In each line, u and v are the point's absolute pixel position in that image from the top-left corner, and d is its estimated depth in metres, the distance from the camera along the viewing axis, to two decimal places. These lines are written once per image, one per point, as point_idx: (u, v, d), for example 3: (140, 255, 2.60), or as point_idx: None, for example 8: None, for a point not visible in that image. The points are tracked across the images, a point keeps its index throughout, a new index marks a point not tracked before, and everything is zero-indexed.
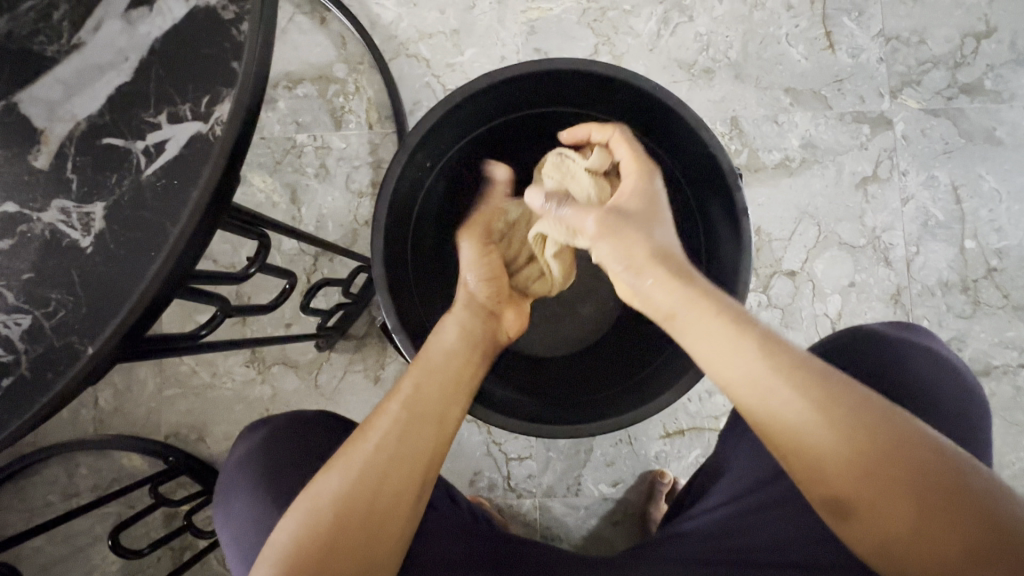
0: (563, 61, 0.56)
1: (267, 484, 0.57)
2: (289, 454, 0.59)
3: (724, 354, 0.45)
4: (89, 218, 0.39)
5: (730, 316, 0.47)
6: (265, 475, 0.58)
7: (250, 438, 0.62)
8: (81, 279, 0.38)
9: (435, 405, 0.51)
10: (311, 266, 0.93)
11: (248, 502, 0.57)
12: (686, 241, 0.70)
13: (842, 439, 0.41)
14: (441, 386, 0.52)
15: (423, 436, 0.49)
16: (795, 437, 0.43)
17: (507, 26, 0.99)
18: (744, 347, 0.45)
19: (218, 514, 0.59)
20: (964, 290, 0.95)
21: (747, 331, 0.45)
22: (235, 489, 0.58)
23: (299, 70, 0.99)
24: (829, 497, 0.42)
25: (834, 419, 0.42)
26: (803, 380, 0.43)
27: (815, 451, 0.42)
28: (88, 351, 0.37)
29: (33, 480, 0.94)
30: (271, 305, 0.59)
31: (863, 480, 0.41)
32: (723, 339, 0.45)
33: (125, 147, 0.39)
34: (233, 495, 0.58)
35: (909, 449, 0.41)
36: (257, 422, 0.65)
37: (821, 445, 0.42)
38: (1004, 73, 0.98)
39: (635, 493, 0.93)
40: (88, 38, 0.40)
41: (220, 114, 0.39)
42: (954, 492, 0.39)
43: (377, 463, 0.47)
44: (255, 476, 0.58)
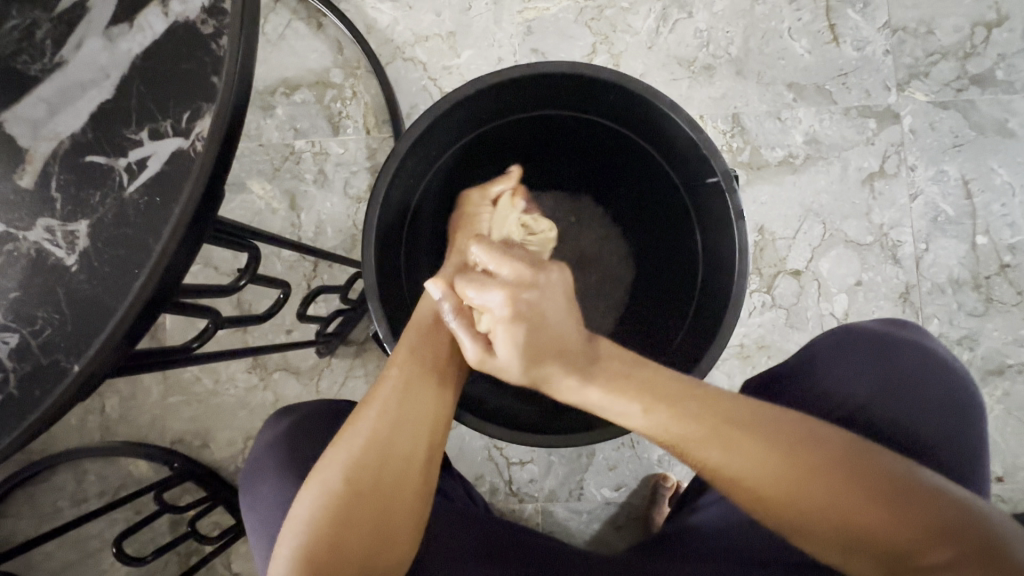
0: (553, 65, 0.55)
1: (292, 466, 0.57)
2: (315, 438, 0.59)
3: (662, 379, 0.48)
4: (73, 236, 0.39)
5: (661, 339, 0.50)
6: (292, 456, 0.58)
7: (278, 424, 0.62)
8: (67, 298, 0.38)
9: (437, 384, 0.51)
10: (311, 273, 0.93)
11: (275, 484, 0.56)
12: (682, 242, 0.69)
13: (783, 443, 0.43)
14: (442, 364, 0.53)
15: (428, 412, 0.50)
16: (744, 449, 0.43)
17: (503, 26, 0.98)
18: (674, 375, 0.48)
19: (245, 499, 0.59)
20: (976, 287, 0.92)
21: (676, 351, 0.48)
22: (263, 472, 0.58)
23: (296, 76, 0.99)
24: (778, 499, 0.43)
25: (770, 427, 0.44)
26: (726, 399, 0.46)
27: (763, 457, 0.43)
28: (75, 369, 0.38)
29: (44, 486, 0.96)
30: (264, 316, 0.59)
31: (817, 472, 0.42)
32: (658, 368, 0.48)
33: (107, 164, 0.39)
34: (260, 477, 0.58)
35: (838, 444, 0.43)
36: (285, 409, 0.65)
37: (767, 449, 0.43)
38: (1016, 63, 0.95)
39: (638, 496, 0.92)
40: (69, 56, 0.40)
41: (201, 130, 0.38)
42: (893, 475, 0.41)
43: (380, 441, 0.47)
44: (282, 459, 0.58)
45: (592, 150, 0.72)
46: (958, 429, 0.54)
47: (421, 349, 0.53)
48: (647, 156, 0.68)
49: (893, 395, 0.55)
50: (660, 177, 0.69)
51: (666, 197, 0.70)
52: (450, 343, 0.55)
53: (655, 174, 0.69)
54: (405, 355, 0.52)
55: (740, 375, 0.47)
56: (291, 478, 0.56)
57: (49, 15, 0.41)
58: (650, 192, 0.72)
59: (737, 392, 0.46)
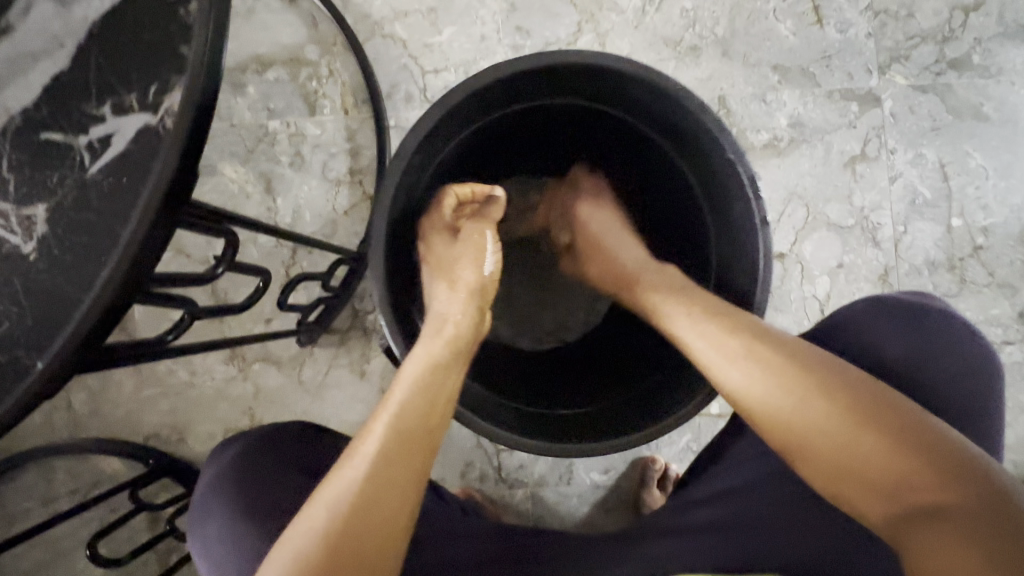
0: (566, 54, 0.53)
1: (242, 502, 0.54)
2: (265, 472, 0.56)
3: (714, 356, 0.53)
4: (30, 221, 0.36)
5: (724, 320, 0.54)
6: (241, 488, 0.55)
7: (224, 455, 0.59)
8: (26, 289, 0.35)
9: (421, 425, 0.49)
10: (289, 260, 0.89)
11: (226, 526, 0.53)
12: (690, 220, 0.70)
13: (840, 424, 0.46)
14: (427, 399, 0.50)
15: (412, 457, 0.47)
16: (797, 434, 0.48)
17: (486, 3, 0.95)
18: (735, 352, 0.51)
19: (195, 537, 0.55)
20: (951, 268, 0.95)
21: (736, 333, 0.52)
22: (211, 513, 0.55)
23: (268, 52, 0.94)
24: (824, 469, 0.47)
25: (841, 409, 0.46)
26: (792, 369, 0.49)
27: (817, 439, 0.47)
28: (37, 366, 0.35)
29: (9, 487, 0.91)
30: (244, 306, 0.56)
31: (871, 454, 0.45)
32: (715, 348, 0.53)
33: (66, 142, 0.36)
34: (210, 517, 0.55)
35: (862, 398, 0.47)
36: (233, 437, 0.61)
37: (821, 434, 0.47)
38: (992, 47, 0.96)
39: (626, 479, 0.93)
40: (18, 22, 0.36)
41: (170, 105, 0.35)
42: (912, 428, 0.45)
43: (360, 490, 0.44)
44: (232, 495, 0.54)
45: (594, 129, 0.72)
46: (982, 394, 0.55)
47: (402, 386, 0.51)
48: (654, 139, 0.67)
49: (911, 363, 0.56)
50: (665, 157, 0.69)
51: (672, 177, 0.70)
52: (431, 377, 0.51)
53: (662, 156, 0.69)
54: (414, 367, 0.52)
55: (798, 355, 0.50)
56: (244, 517, 0.53)
57: None
58: (655, 171, 0.72)
59: (801, 370, 0.49)
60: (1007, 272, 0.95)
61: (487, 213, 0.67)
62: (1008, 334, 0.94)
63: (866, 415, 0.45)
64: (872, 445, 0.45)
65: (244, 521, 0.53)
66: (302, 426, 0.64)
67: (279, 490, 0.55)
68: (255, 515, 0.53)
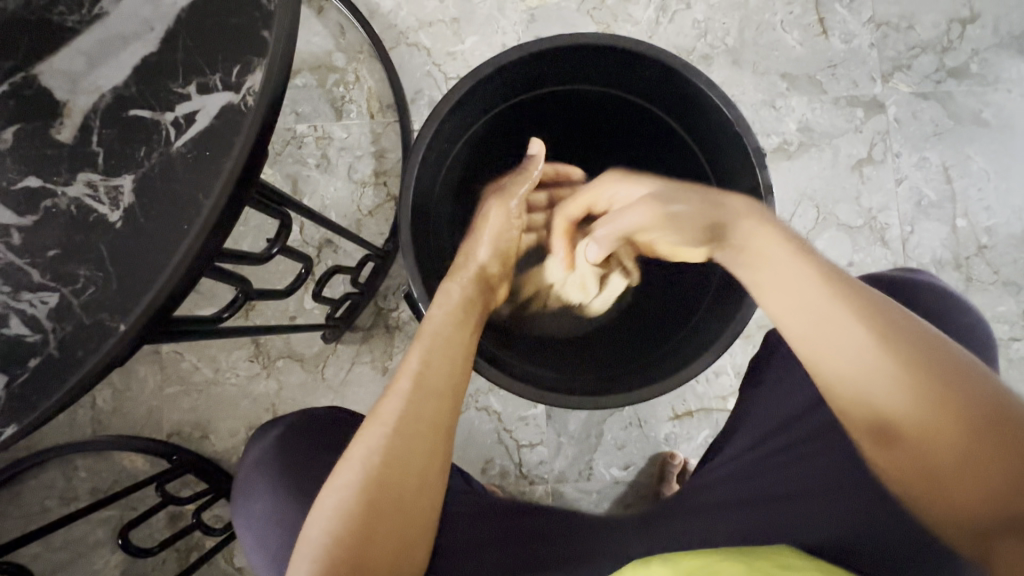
0: (609, 36, 0.56)
1: (283, 480, 0.55)
2: (305, 448, 0.58)
3: (810, 299, 0.48)
4: (117, 191, 0.38)
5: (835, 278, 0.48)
6: (280, 466, 0.56)
7: (266, 437, 0.60)
8: (111, 255, 0.37)
9: (445, 377, 0.50)
10: (315, 257, 0.91)
11: (269, 501, 0.55)
12: None
13: (922, 401, 0.43)
14: (448, 353, 0.51)
15: (436, 417, 0.48)
16: (863, 403, 0.46)
17: (507, 14, 0.99)
18: (838, 301, 0.47)
19: (240, 516, 0.57)
20: (957, 267, 0.98)
21: (833, 288, 0.48)
22: (255, 489, 0.57)
23: (297, 59, 0.97)
24: (881, 429, 0.45)
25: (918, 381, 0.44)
26: (890, 329, 0.45)
27: (898, 401, 0.44)
28: (121, 328, 0.36)
29: (30, 485, 0.91)
30: (289, 290, 0.58)
31: (938, 431, 0.43)
32: (815, 298, 0.48)
33: (153, 118, 0.38)
34: (254, 493, 0.56)
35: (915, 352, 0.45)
36: (272, 420, 0.63)
37: (905, 402, 0.44)
38: (988, 57, 1.01)
39: (646, 475, 0.94)
40: (109, 8, 0.39)
41: (252, 84, 0.38)
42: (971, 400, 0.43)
43: (393, 446, 0.45)
44: (274, 472, 0.56)
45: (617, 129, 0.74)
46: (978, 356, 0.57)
47: (423, 344, 0.51)
48: (673, 136, 0.69)
49: None
50: (684, 160, 0.70)
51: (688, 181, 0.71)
52: (454, 337, 0.52)
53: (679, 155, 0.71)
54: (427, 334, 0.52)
55: (898, 317, 0.46)
56: (286, 492, 0.55)
57: None
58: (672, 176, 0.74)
59: (910, 340, 0.45)
60: (1012, 271, 0.98)
61: (507, 188, 0.66)
62: (1014, 330, 0.97)
63: (947, 386, 0.43)
64: (936, 425, 0.43)
65: (286, 496, 0.54)
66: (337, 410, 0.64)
67: (316, 465, 0.56)
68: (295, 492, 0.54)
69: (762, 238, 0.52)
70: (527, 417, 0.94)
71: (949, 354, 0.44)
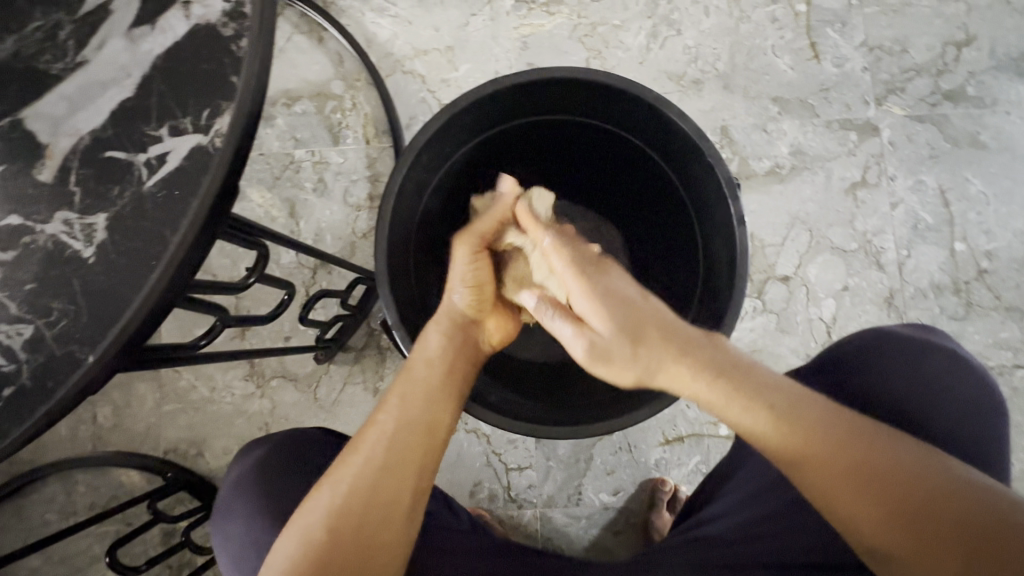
0: (581, 71, 0.58)
1: (264, 499, 0.56)
2: (285, 467, 0.58)
3: (763, 431, 0.48)
4: (91, 229, 0.40)
5: (781, 405, 0.48)
6: (263, 486, 0.57)
7: (246, 457, 0.61)
8: (83, 289, 0.39)
9: (423, 415, 0.50)
10: (309, 279, 0.93)
11: (246, 526, 0.55)
12: (681, 251, 0.72)
13: (885, 516, 0.45)
14: (430, 392, 0.51)
15: (407, 464, 0.48)
16: (848, 523, 0.46)
17: (499, 42, 1.01)
18: (787, 433, 0.47)
19: (217, 535, 0.57)
20: (956, 291, 0.96)
21: (784, 417, 0.47)
22: (232, 512, 0.57)
23: (297, 87, 1.01)
24: (863, 546, 0.46)
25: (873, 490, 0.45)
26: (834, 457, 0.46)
27: (867, 519, 0.45)
28: (89, 359, 0.38)
29: (31, 499, 0.94)
30: (268, 317, 0.59)
31: (913, 545, 0.44)
32: (769, 430, 0.47)
33: (126, 159, 0.40)
34: (230, 516, 0.57)
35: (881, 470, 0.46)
36: (253, 441, 0.63)
37: (869, 522, 0.45)
38: (986, 80, 1.00)
39: (636, 501, 0.93)
40: (91, 56, 0.42)
41: (220, 127, 0.40)
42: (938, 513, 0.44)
43: (368, 480, 0.46)
44: (251, 493, 0.57)
45: (599, 158, 0.75)
46: (982, 417, 0.55)
47: (403, 386, 0.51)
48: (650, 164, 0.70)
49: (910, 402, 0.56)
50: (664, 187, 0.71)
51: (669, 209, 0.72)
52: (429, 385, 0.51)
53: (659, 182, 0.72)
54: (400, 387, 0.51)
55: (846, 437, 0.47)
56: (263, 517, 0.55)
57: (72, 17, 0.42)
58: (654, 203, 0.75)
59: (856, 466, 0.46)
60: (1014, 296, 0.96)
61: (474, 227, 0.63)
62: (1018, 357, 0.94)
63: (905, 503, 0.44)
64: (910, 540, 0.44)
65: (262, 522, 0.55)
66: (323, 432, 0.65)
67: (293, 490, 0.56)
68: (275, 512, 0.55)
69: (694, 369, 0.49)
70: (516, 440, 0.94)
71: (899, 467, 0.45)
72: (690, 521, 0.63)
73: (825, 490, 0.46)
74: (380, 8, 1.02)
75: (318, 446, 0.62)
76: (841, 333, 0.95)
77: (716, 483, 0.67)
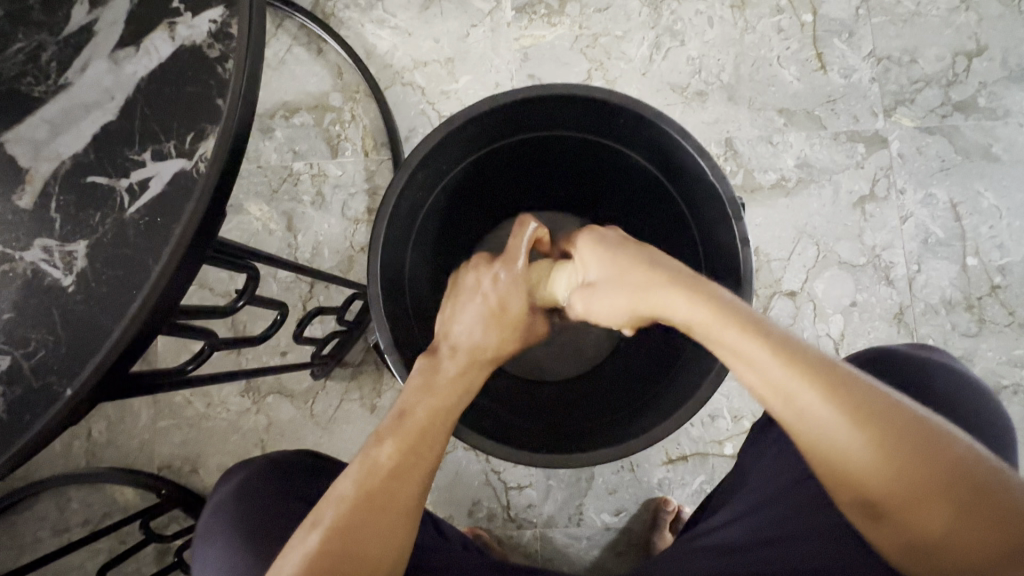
0: (578, 88, 0.56)
1: (243, 525, 0.54)
2: (268, 492, 0.57)
3: (768, 371, 0.42)
4: (71, 256, 0.39)
5: (788, 341, 0.43)
6: (243, 513, 0.55)
7: (231, 480, 0.60)
8: (62, 319, 0.38)
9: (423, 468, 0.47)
10: (307, 294, 0.92)
11: (223, 549, 0.53)
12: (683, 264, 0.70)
13: (898, 473, 0.38)
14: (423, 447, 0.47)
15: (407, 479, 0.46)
16: (846, 476, 0.40)
17: (500, 53, 1.00)
18: (792, 371, 0.41)
19: (196, 562, 0.55)
20: (968, 308, 0.93)
21: (789, 358, 0.42)
22: (211, 536, 0.55)
23: (296, 99, 1.00)
24: (863, 503, 0.41)
25: (883, 444, 0.39)
26: (855, 405, 0.39)
27: (878, 472, 0.39)
28: (67, 391, 0.37)
29: (25, 514, 0.92)
30: (260, 338, 0.59)
31: (919, 502, 0.38)
32: (773, 370, 0.42)
33: (108, 184, 0.39)
34: (210, 540, 0.55)
35: (896, 420, 0.39)
36: (238, 465, 0.62)
37: (877, 477, 0.39)
38: (998, 91, 0.98)
39: (638, 522, 0.90)
40: (73, 78, 0.41)
41: (204, 151, 0.38)
42: (955, 465, 0.38)
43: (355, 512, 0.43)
44: (231, 519, 0.55)
45: (598, 171, 0.73)
46: (1001, 437, 0.52)
47: (402, 437, 0.48)
48: (652, 181, 0.68)
49: None
50: (665, 201, 0.69)
51: (671, 223, 0.71)
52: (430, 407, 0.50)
53: (661, 200, 0.70)
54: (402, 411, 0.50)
55: (864, 386, 0.40)
56: (240, 541, 0.53)
57: (56, 38, 0.42)
58: (655, 217, 0.73)
59: (884, 413, 0.39)
60: None
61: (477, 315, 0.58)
62: None
63: (920, 463, 0.38)
64: (908, 499, 0.38)
65: (238, 542, 0.53)
66: (307, 453, 0.64)
67: (275, 514, 0.55)
68: (253, 537, 0.53)
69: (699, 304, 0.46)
70: None
71: (920, 420, 0.39)
72: (692, 533, 0.60)
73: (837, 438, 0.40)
74: (380, 20, 1.01)
75: (306, 475, 0.61)
76: (849, 349, 0.92)
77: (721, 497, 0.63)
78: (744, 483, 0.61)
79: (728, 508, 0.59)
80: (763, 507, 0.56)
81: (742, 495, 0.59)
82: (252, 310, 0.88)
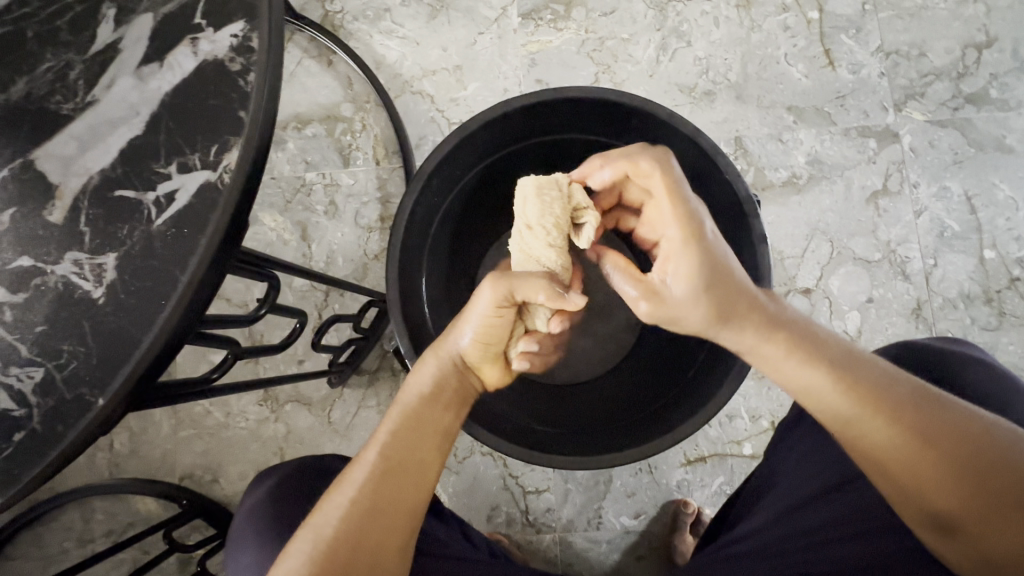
0: (588, 91, 0.57)
1: (277, 530, 0.54)
2: (300, 497, 0.57)
3: (821, 390, 0.46)
4: (101, 268, 0.39)
5: (846, 367, 0.45)
6: (277, 518, 0.55)
7: (260, 486, 0.60)
8: (93, 330, 0.39)
9: (418, 458, 0.47)
10: (322, 303, 0.93)
11: (259, 554, 0.54)
12: None
13: (957, 484, 0.41)
14: (419, 430, 0.48)
15: (405, 486, 0.46)
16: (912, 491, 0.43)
17: (508, 59, 1.01)
18: (845, 394, 0.44)
19: (231, 567, 0.56)
20: (988, 301, 0.92)
21: (846, 381, 0.45)
22: (246, 541, 0.55)
23: (307, 111, 1.01)
24: (926, 513, 0.43)
25: (933, 452, 0.42)
26: (915, 427, 0.43)
27: (940, 485, 0.42)
28: (99, 402, 0.37)
29: (49, 527, 0.93)
30: (281, 346, 0.59)
31: (979, 512, 0.40)
32: (833, 396, 0.45)
33: (136, 198, 0.40)
34: (244, 545, 0.55)
35: (947, 430, 0.42)
36: (270, 469, 0.62)
37: (940, 489, 0.41)
38: (1009, 82, 0.97)
39: (658, 524, 0.90)
40: (100, 95, 0.42)
41: (229, 162, 0.39)
42: (1001, 467, 0.41)
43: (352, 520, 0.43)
44: (265, 523, 0.55)
45: None
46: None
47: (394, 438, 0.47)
48: None
49: None
50: None
51: None
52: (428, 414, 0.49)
53: None
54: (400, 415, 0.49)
55: (915, 401, 0.44)
56: (275, 546, 0.53)
57: (82, 57, 0.43)
58: None
59: (938, 427, 0.42)
60: None
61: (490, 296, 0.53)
62: None
63: (972, 469, 0.41)
64: (967, 508, 0.41)
65: (272, 549, 0.53)
66: (337, 460, 0.65)
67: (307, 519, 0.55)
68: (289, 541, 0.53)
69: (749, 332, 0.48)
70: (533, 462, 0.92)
71: (973, 433, 0.42)
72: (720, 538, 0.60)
73: (899, 454, 0.43)
74: (388, 30, 1.02)
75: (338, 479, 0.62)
76: (867, 346, 0.91)
77: (749, 498, 0.63)
78: (772, 484, 0.60)
79: (755, 509, 0.59)
80: (789, 507, 0.55)
81: (771, 497, 0.58)
82: (269, 319, 0.89)
